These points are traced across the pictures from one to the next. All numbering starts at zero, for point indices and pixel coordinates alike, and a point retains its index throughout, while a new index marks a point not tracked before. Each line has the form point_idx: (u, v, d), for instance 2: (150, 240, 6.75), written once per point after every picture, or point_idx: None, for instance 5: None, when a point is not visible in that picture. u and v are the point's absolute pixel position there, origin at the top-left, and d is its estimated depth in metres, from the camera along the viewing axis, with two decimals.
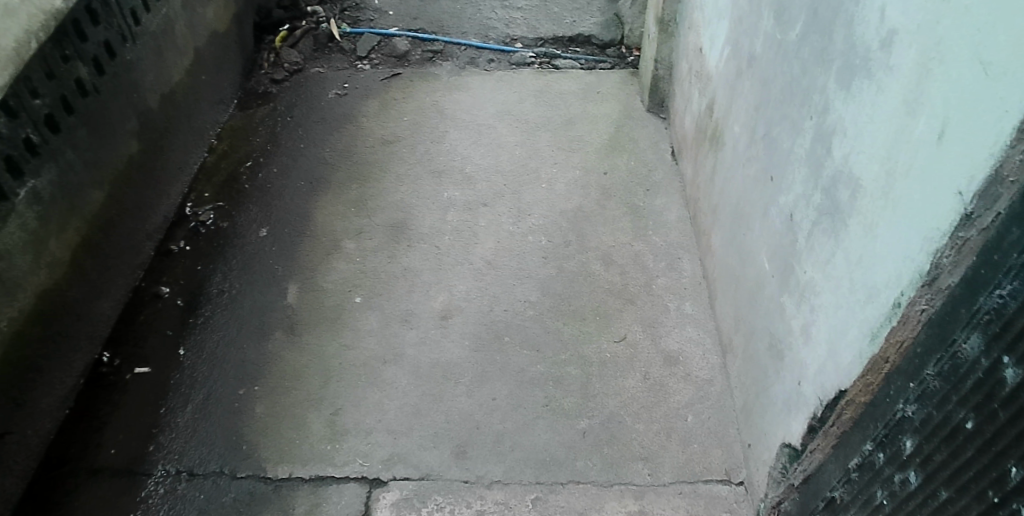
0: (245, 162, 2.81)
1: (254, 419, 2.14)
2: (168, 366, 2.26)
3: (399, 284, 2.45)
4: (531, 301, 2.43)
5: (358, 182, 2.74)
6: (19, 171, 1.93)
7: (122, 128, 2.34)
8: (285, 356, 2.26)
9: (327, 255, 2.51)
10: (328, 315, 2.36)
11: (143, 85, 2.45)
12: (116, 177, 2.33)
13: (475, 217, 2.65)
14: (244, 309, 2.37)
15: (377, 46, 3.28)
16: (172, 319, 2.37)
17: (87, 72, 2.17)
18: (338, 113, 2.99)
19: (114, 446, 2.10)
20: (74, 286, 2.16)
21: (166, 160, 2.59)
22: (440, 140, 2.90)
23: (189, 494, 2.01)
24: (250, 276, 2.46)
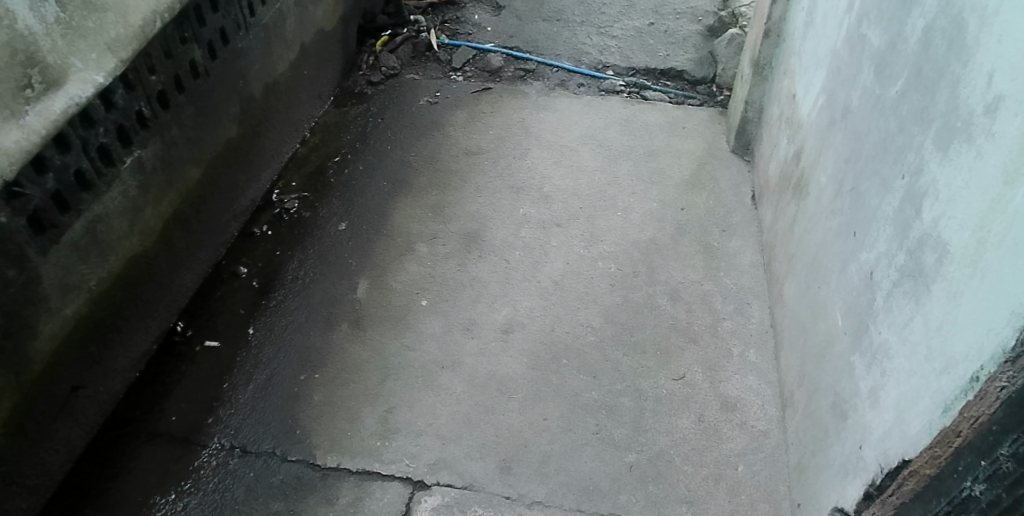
0: (333, 157, 2.90)
1: (310, 406, 2.19)
2: (237, 343, 2.33)
3: (465, 293, 2.48)
4: (594, 327, 2.42)
5: (438, 189, 2.79)
6: (128, 140, 2.08)
7: (224, 112, 2.48)
8: (348, 349, 2.31)
9: (398, 256, 2.56)
10: (392, 314, 2.40)
11: (249, 74, 2.58)
12: (213, 157, 2.44)
13: (548, 237, 2.66)
14: (313, 299, 2.44)
15: (472, 59, 3.35)
16: (246, 299, 2.45)
17: (200, 55, 2.32)
18: (426, 120, 3.05)
19: (176, 414, 2.18)
20: (160, 256, 2.27)
21: (260, 147, 2.70)
22: (522, 157, 2.93)
23: (239, 470, 2.07)
24: (324, 267, 2.53)
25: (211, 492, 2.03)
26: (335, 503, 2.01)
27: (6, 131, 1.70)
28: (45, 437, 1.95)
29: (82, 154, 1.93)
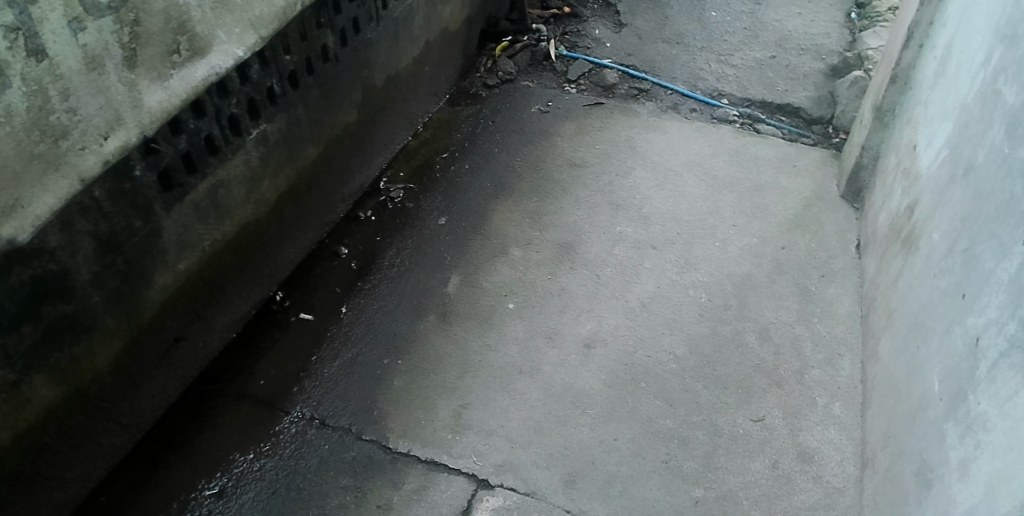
0: (441, 153, 2.97)
1: (390, 390, 2.24)
2: (329, 319, 2.42)
3: (553, 302, 2.49)
4: (676, 355, 2.39)
5: (538, 196, 2.81)
6: (257, 113, 2.20)
7: (347, 97, 2.58)
8: (432, 340, 2.36)
9: (491, 257, 2.60)
10: (478, 313, 2.44)
11: (374, 64, 2.68)
12: (330, 139, 2.55)
13: (642, 258, 2.64)
14: (406, 287, 2.50)
15: (588, 73, 3.37)
16: (342, 279, 2.53)
17: (332, 41, 2.43)
18: (535, 128, 3.09)
19: (264, 378, 2.27)
20: (271, 226, 2.38)
21: (375, 135, 2.80)
22: (626, 175, 2.92)
23: (316, 441, 2.14)
24: (419, 258, 2.59)
25: (287, 457, 2.11)
26: (401, 488, 2.05)
27: (151, 91, 1.81)
28: (143, 381, 2.07)
29: (214, 121, 2.05)
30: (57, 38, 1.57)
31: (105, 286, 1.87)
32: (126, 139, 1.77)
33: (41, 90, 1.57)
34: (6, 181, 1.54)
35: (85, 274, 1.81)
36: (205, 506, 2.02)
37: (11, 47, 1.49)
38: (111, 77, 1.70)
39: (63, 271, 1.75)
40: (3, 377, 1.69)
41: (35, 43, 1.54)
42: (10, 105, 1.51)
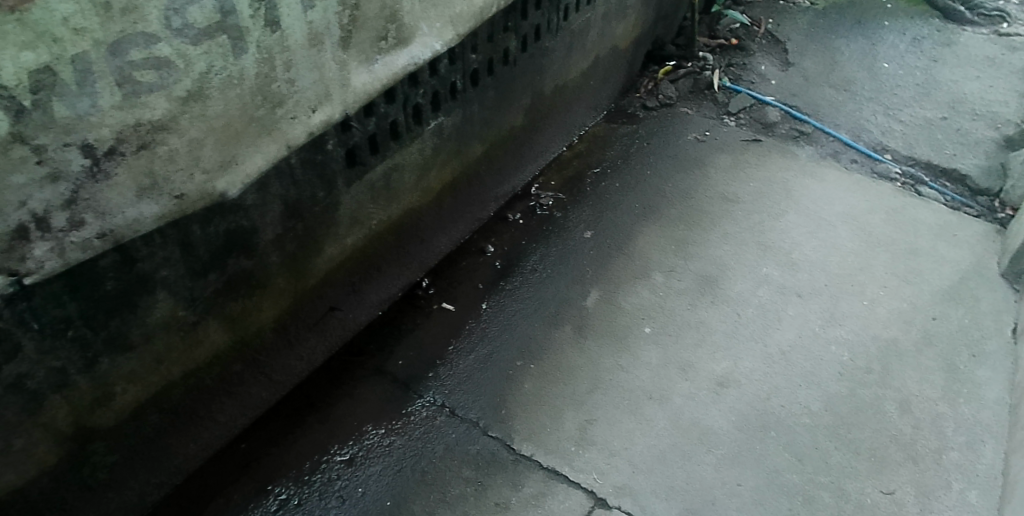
0: (592, 168, 3.00)
1: (520, 392, 2.27)
2: (469, 312, 2.48)
3: (691, 333, 2.46)
4: (811, 409, 2.31)
5: (686, 224, 2.80)
6: (437, 106, 2.29)
7: (516, 101, 2.66)
8: (566, 351, 2.38)
9: (633, 278, 2.60)
10: (614, 331, 2.44)
11: (546, 72, 2.74)
12: (495, 139, 2.65)
13: (786, 304, 2.57)
14: (545, 294, 2.53)
15: (749, 108, 3.33)
16: (486, 275, 2.59)
17: (514, 45, 2.49)
18: (688, 156, 3.09)
19: (402, 359, 2.35)
20: (428, 214, 2.49)
21: (533, 140, 2.88)
22: (778, 218, 2.85)
23: (444, 428, 2.19)
24: (562, 267, 2.62)
25: (415, 439, 2.17)
26: (521, 490, 2.07)
27: (358, 74, 1.92)
28: (296, 343, 2.20)
29: (401, 107, 2.15)
30: (291, 13, 1.67)
31: (283, 248, 1.99)
32: (329, 114, 1.89)
33: (270, 59, 1.68)
34: (228, 139, 1.68)
35: (269, 234, 1.93)
36: (335, 471, 2.10)
37: (254, 15, 1.61)
38: (327, 55, 1.81)
39: (252, 229, 1.87)
40: (184, 317, 1.83)
41: (273, 15, 1.65)
42: (243, 69, 1.64)
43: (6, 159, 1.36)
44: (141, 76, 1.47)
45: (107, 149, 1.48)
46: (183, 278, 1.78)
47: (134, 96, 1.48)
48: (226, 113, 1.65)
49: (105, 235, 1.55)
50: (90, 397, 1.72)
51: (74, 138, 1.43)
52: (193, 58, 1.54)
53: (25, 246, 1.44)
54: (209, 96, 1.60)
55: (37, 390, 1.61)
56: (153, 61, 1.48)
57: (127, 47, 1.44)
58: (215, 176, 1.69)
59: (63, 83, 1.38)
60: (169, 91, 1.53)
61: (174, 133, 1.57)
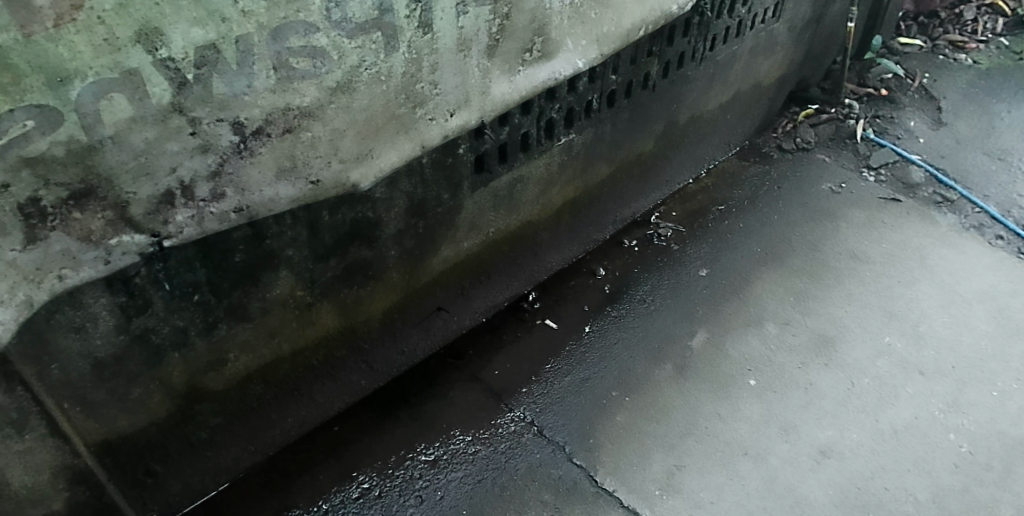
0: (717, 204, 2.98)
1: (610, 424, 2.24)
2: (571, 333, 2.48)
3: (799, 393, 2.33)
4: (916, 498, 2.10)
5: (809, 277, 2.68)
6: (571, 122, 2.32)
7: (649, 127, 2.65)
8: (664, 390, 2.32)
9: (744, 325, 2.51)
10: (716, 377, 2.36)
11: (683, 101, 2.72)
12: (622, 163, 2.65)
13: (906, 379, 2.37)
14: (651, 328, 2.50)
15: (892, 164, 3.14)
16: (593, 298, 2.59)
17: (656, 70, 2.49)
18: (821, 206, 2.96)
19: (498, 369, 2.37)
20: (546, 229, 2.51)
21: (660, 168, 2.87)
22: (910, 286, 2.65)
23: (529, 447, 2.18)
24: (671, 303, 2.59)
25: (500, 452, 2.16)
26: None
27: (499, 83, 1.97)
28: (401, 337, 2.25)
29: (535, 120, 2.19)
30: (444, 16, 1.74)
31: (403, 244, 2.05)
32: (466, 119, 1.94)
33: (418, 59, 1.75)
34: (368, 133, 1.74)
35: (392, 229, 1.99)
36: (418, 470, 2.12)
37: (409, 16, 1.67)
38: (473, 61, 1.86)
39: (376, 221, 1.93)
40: (301, 297, 1.90)
41: (427, 17, 1.71)
42: (392, 67, 1.70)
43: (164, 127, 1.44)
44: (296, 62, 1.54)
45: (255, 129, 1.55)
46: (306, 260, 1.85)
47: (287, 82, 1.54)
48: (369, 107, 1.71)
49: (241, 211, 1.62)
50: (205, 359, 1.80)
51: (227, 115, 1.50)
52: (346, 51, 1.60)
53: (169, 210, 1.53)
54: (356, 89, 1.66)
55: (159, 345, 1.70)
56: (310, 50, 1.55)
57: (288, 33, 1.50)
58: (350, 167, 1.74)
59: (224, 62, 1.45)
60: (320, 80, 1.59)
61: (319, 120, 1.63)
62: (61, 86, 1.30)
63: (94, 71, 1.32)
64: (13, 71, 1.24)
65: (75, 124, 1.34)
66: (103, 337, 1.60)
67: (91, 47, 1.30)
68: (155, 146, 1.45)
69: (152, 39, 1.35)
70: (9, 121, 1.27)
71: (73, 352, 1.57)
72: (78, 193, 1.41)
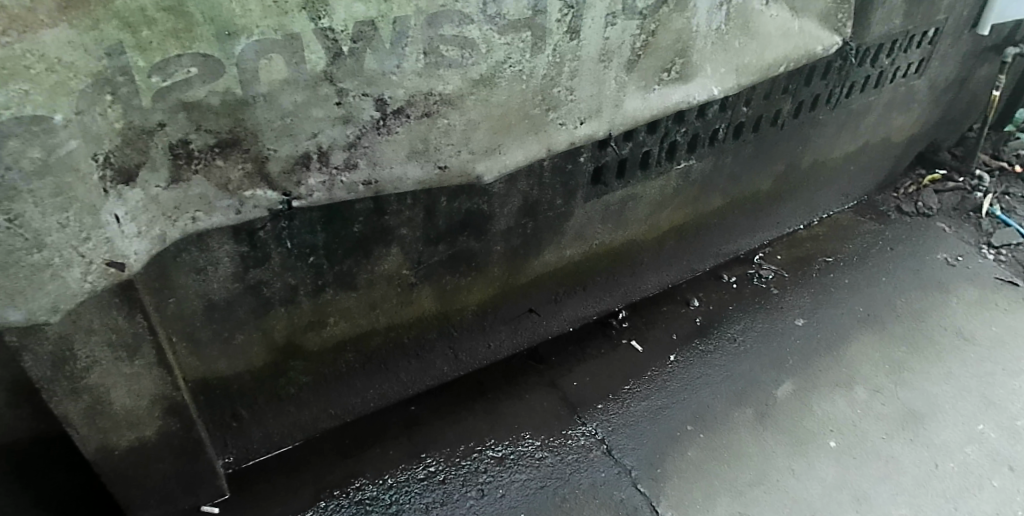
0: (825, 255, 2.90)
1: (681, 457, 2.20)
2: (655, 358, 2.47)
3: (878, 464, 2.22)
4: None
5: (909, 347, 2.56)
6: (693, 147, 2.31)
7: (769, 166, 2.61)
8: (741, 434, 2.27)
9: (833, 384, 2.43)
10: (796, 431, 2.29)
11: (808, 145, 2.66)
12: (735, 197, 2.62)
13: (993, 473, 2.21)
14: (737, 369, 2.45)
15: (1015, 246, 2.96)
16: (683, 327, 2.58)
17: (787, 109, 2.45)
18: (933, 275, 2.83)
19: (577, 380, 2.38)
20: (648, 251, 2.51)
21: (773, 210, 2.81)
22: (1016, 376, 2.49)
23: (596, 463, 2.16)
24: (761, 346, 2.53)
25: (566, 463, 2.16)
26: None
27: (633, 98, 1.96)
28: (490, 331, 2.29)
29: (659, 140, 2.19)
30: (593, 25, 1.74)
31: (509, 241, 2.08)
32: (594, 129, 1.94)
33: (560, 64, 1.75)
34: (499, 128, 1.76)
35: (501, 224, 2.02)
36: (484, 464, 2.14)
37: (560, 20, 1.68)
38: (612, 72, 1.86)
39: (489, 214, 1.98)
40: (405, 276, 1.95)
41: (577, 24, 1.72)
42: (534, 68, 1.72)
43: (313, 94, 1.50)
44: (446, 50, 1.58)
45: (397, 108, 1.60)
46: (417, 241, 1.89)
47: (434, 68, 1.59)
48: (506, 104, 1.73)
49: (369, 184, 1.67)
50: (307, 319, 1.86)
51: (373, 91, 1.55)
52: (494, 46, 1.63)
53: (303, 173, 1.59)
54: (496, 84, 1.69)
55: (269, 298, 1.76)
56: (461, 40, 1.58)
57: (443, 21, 1.54)
58: (477, 158, 1.77)
59: (379, 40, 1.49)
60: (465, 71, 1.63)
61: (456, 109, 1.67)
62: (229, 39, 1.36)
63: (260, 30, 1.37)
64: (188, 19, 1.30)
65: (233, 78, 1.40)
66: (219, 282, 1.67)
67: (261, 7, 1.35)
68: (303, 110, 1.51)
69: (317, 9, 1.40)
70: (176, 66, 1.34)
71: (190, 291, 1.64)
72: (225, 142, 1.48)
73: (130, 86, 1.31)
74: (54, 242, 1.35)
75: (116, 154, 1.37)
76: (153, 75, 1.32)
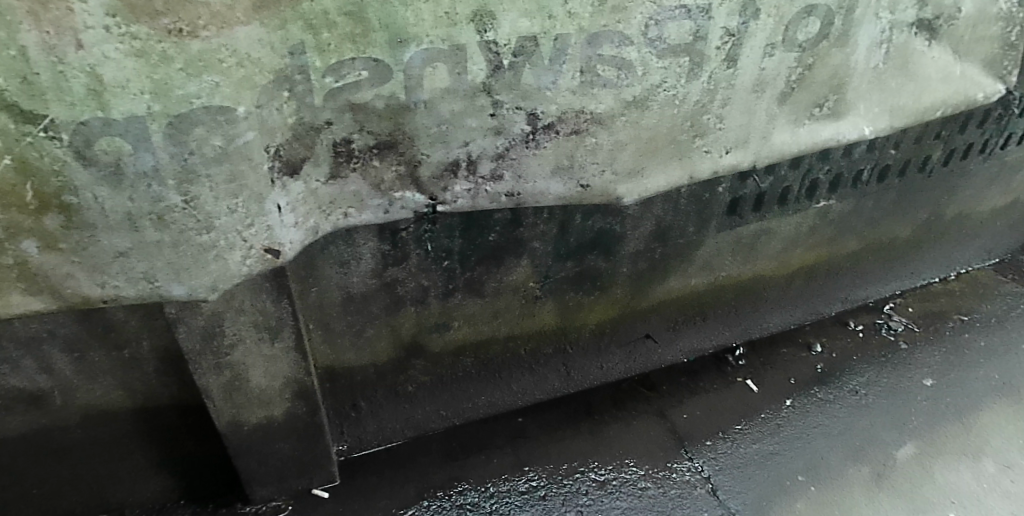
0: (961, 314, 2.73)
1: (789, 507, 2.11)
2: (769, 401, 2.40)
3: None
4: None
5: None
6: (835, 187, 2.23)
7: (911, 214, 2.49)
8: (856, 491, 2.15)
9: (959, 452, 2.27)
10: (916, 497, 2.15)
11: (956, 195, 2.51)
12: (871, 243, 2.51)
13: None
14: (855, 423, 2.34)
15: None
16: (802, 373, 2.50)
17: (938, 156, 2.33)
18: None
19: (687, 414, 2.34)
20: (773, 290, 2.45)
21: (910, 259, 2.68)
22: None
23: (699, 502, 2.10)
24: (885, 402, 2.41)
25: (669, 497, 2.11)
26: None
27: (781, 132, 1.91)
28: (605, 353, 2.28)
29: (800, 177, 2.12)
30: (750, 55, 1.71)
31: (636, 264, 2.07)
32: (739, 159, 1.90)
33: (713, 91, 1.73)
34: (645, 151, 1.75)
35: (631, 247, 2.01)
36: (585, 486, 2.11)
37: (719, 47, 1.66)
38: (763, 104, 1.82)
39: (621, 236, 1.96)
40: (530, 289, 1.97)
41: (735, 52, 1.68)
42: (688, 93, 1.70)
43: (470, 104, 1.53)
44: (602, 70, 1.58)
45: (547, 124, 1.61)
46: (547, 255, 1.90)
47: (588, 86, 1.59)
48: (655, 127, 1.72)
49: (512, 196, 1.69)
50: (434, 320, 1.91)
51: (527, 105, 1.57)
52: (651, 68, 1.62)
53: (451, 180, 1.62)
54: (648, 106, 1.68)
55: (401, 297, 1.82)
56: (618, 61, 1.58)
57: (603, 41, 1.54)
58: (619, 180, 1.77)
59: (539, 56, 1.51)
60: (619, 92, 1.62)
61: (606, 129, 1.67)
62: (399, 46, 1.40)
63: (428, 39, 1.41)
64: (366, 24, 1.35)
65: (399, 83, 1.45)
66: (359, 276, 1.74)
67: (434, 18, 1.39)
68: (458, 119, 1.54)
69: (484, 22, 1.43)
70: (349, 68, 1.39)
71: (332, 281, 1.72)
72: (382, 144, 1.53)
73: (306, 84, 1.38)
74: (222, 225, 1.41)
75: (285, 147, 1.44)
76: (328, 75, 1.39)
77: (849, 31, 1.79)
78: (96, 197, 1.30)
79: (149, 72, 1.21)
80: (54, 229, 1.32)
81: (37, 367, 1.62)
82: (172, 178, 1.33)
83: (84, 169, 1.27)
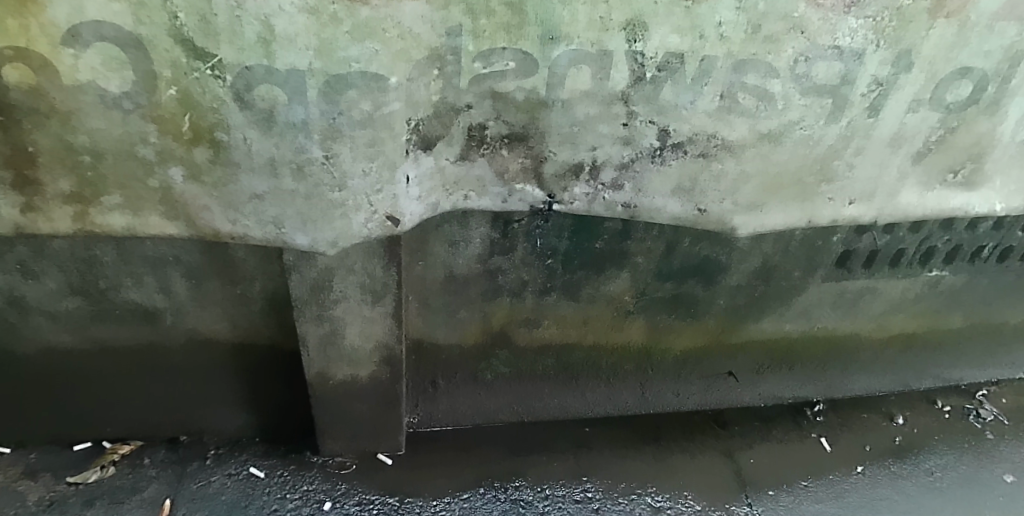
0: None
1: None
2: (842, 463, 2.31)
3: None
4: None
5: None
6: (951, 259, 2.14)
7: None
8: None
9: None
10: None
11: None
12: (978, 323, 2.41)
13: None
14: (927, 505, 2.22)
15: None
16: (879, 441, 2.39)
17: None
18: None
19: (754, 459, 2.29)
20: (866, 352, 2.38)
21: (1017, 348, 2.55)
22: None
23: None
24: (961, 489, 2.27)
25: None
26: None
27: (910, 192, 1.85)
28: (682, 380, 2.27)
29: (918, 242, 2.06)
30: (895, 108, 1.66)
31: (733, 299, 2.05)
32: (861, 212, 1.86)
33: (849, 138, 1.69)
34: (769, 187, 1.74)
35: (732, 281, 1.99)
36: (640, 508, 2.09)
37: (864, 95, 1.61)
38: (897, 160, 1.77)
39: (725, 267, 1.95)
40: (625, 303, 1.98)
41: (880, 102, 1.64)
42: (823, 136, 1.67)
43: (606, 110, 1.54)
44: (742, 98, 1.57)
45: (677, 142, 1.61)
46: (648, 272, 1.91)
47: (725, 112, 1.58)
48: (783, 165, 1.70)
49: (628, 207, 1.70)
50: (526, 314, 1.95)
51: (661, 120, 1.57)
52: (792, 105, 1.60)
53: (572, 181, 1.65)
54: (782, 142, 1.66)
55: (500, 286, 1.87)
56: (760, 91, 1.56)
57: (749, 70, 1.52)
58: (737, 211, 1.76)
59: (683, 74, 1.50)
60: (755, 122, 1.61)
61: (734, 156, 1.66)
62: (550, 44, 1.42)
63: (579, 40, 1.42)
64: (523, 17, 1.37)
65: (542, 79, 1.48)
66: (465, 258, 1.80)
67: (588, 20, 1.40)
68: (592, 124, 1.56)
69: (636, 32, 1.43)
70: (498, 57, 1.42)
71: (439, 259, 1.78)
72: (515, 135, 1.57)
73: (456, 66, 1.42)
74: (355, 186, 1.48)
75: (425, 123, 1.49)
76: (477, 61, 1.42)
77: (1002, 100, 1.72)
78: (246, 138, 1.38)
79: (318, 30, 1.27)
80: (202, 162, 1.41)
81: (157, 286, 1.73)
82: (319, 133, 1.40)
83: (239, 111, 1.34)
